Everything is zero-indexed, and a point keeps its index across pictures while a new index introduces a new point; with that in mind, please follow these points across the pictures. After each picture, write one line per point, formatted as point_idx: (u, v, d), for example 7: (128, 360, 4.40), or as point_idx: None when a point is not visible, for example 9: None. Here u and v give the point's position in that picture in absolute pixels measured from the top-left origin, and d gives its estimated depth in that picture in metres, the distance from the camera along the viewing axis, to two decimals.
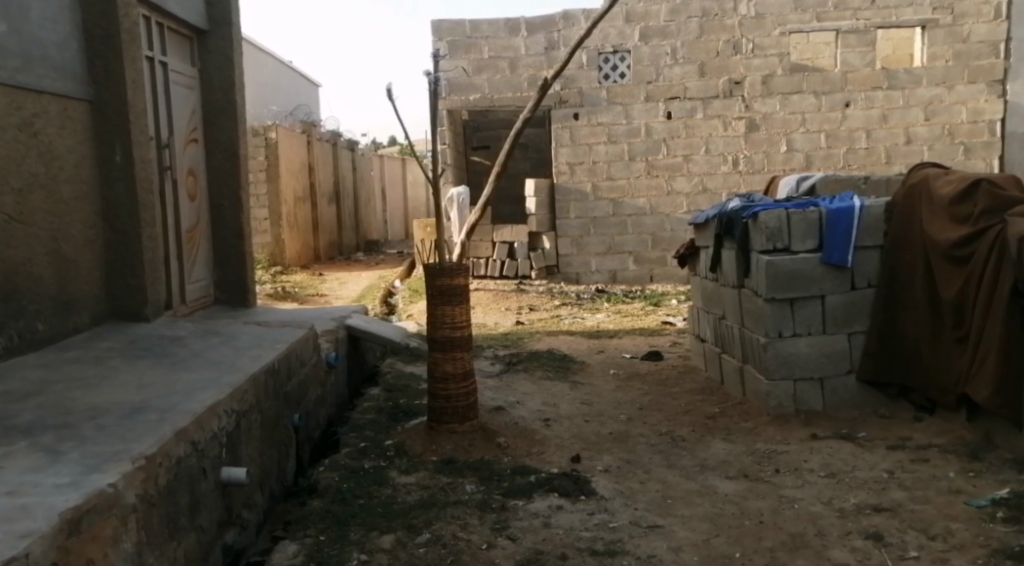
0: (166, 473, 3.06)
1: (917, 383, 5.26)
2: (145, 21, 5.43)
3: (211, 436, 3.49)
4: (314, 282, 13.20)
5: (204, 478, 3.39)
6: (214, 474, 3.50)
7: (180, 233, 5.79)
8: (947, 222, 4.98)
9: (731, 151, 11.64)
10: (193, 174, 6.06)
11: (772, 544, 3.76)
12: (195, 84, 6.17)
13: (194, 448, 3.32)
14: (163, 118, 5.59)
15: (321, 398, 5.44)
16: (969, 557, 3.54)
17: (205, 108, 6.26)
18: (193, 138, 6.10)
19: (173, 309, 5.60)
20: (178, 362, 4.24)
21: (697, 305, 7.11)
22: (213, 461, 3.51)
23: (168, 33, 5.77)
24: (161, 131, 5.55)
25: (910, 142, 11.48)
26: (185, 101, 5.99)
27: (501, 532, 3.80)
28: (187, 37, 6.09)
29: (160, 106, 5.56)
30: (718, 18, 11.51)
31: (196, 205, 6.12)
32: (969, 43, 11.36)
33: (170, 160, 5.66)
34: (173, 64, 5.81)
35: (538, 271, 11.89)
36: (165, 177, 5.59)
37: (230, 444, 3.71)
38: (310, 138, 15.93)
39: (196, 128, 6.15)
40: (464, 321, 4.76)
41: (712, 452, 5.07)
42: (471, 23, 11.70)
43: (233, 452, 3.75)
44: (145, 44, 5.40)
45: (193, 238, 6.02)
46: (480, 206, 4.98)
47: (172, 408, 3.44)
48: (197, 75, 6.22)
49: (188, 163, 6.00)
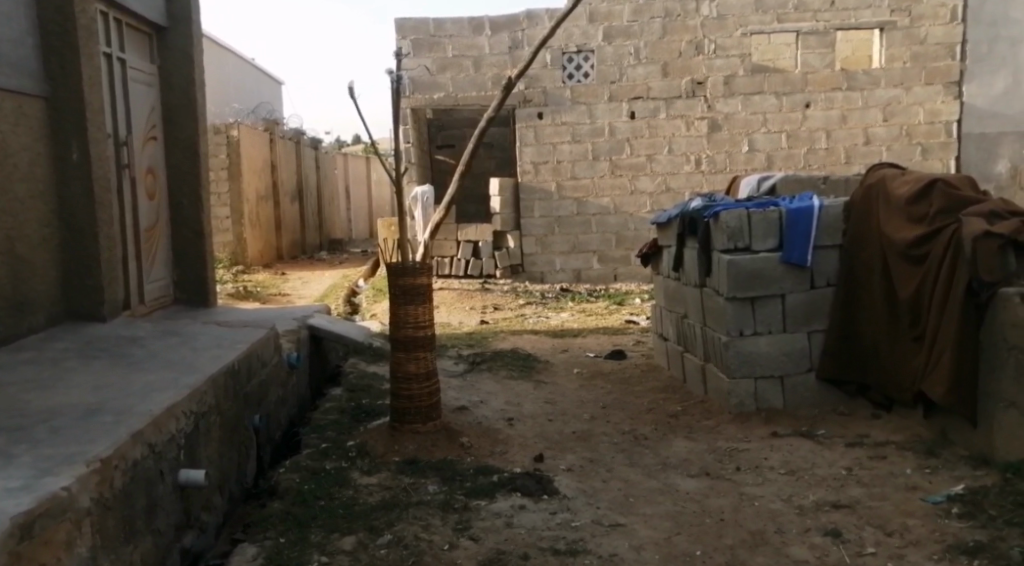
0: (122, 477, 2.98)
1: (874, 381, 5.31)
2: (102, 17, 5.31)
3: (168, 438, 3.41)
4: (275, 281, 13.03)
5: (161, 481, 3.31)
6: (172, 477, 3.42)
7: (138, 232, 5.66)
8: (903, 222, 5.05)
9: (693, 151, 11.71)
10: (152, 172, 5.93)
11: (733, 541, 3.78)
12: (154, 81, 6.05)
13: (151, 450, 3.24)
14: (120, 115, 5.46)
15: (282, 398, 5.36)
16: (926, 552, 3.59)
17: (164, 106, 6.14)
18: (152, 137, 5.97)
19: (130, 309, 5.48)
20: (135, 363, 4.15)
21: (659, 305, 7.14)
22: (171, 464, 3.43)
23: (126, 29, 5.64)
24: (119, 128, 5.42)
25: (869, 142, 11.67)
26: (144, 98, 5.86)
27: (464, 532, 3.77)
28: (145, 34, 5.96)
29: (118, 102, 5.43)
30: (681, 19, 11.59)
31: (155, 204, 6.00)
32: (926, 46, 11.56)
33: (128, 158, 5.53)
34: (132, 61, 5.69)
35: (502, 271, 11.82)
36: (123, 175, 5.47)
37: (188, 446, 3.63)
38: (273, 137, 15.75)
39: (154, 126, 6.02)
40: (428, 321, 4.72)
41: (676, 450, 5.09)
42: (435, 22, 11.64)
43: (191, 455, 3.67)
44: (102, 39, 5.27)
45: (151, 237, 5.90)
46: (444, 206, 4.91)
47: (129, 410, 3.36)
48: (156, 71, 6.09)
49: (147, 161, 5.87)
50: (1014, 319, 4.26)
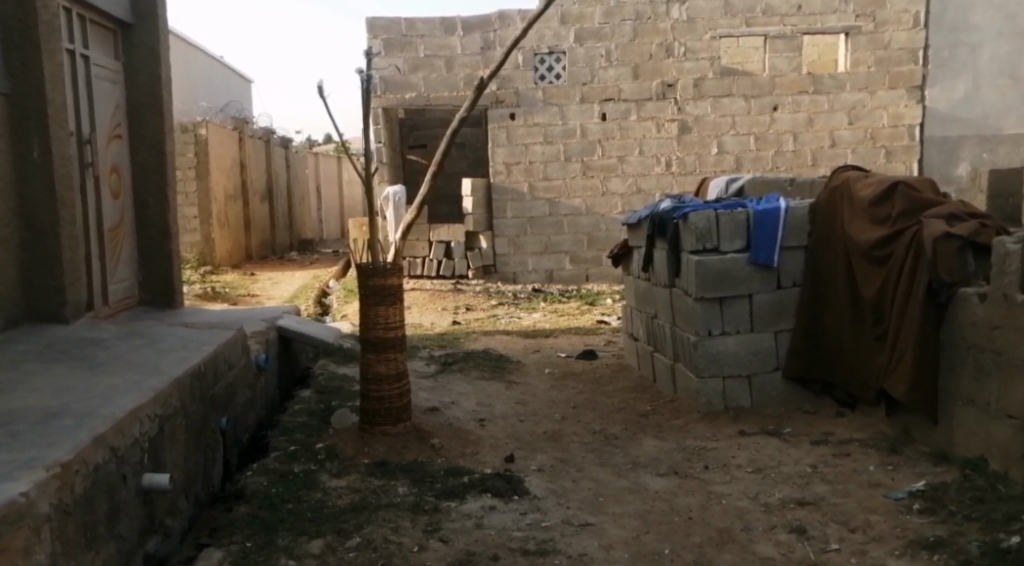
0: (83, 481, 2.96)
1: (838, 379, 5.39)
2: (65, 13, 5.24)
3: (131, 441, 3.38)
4: (245, 282, 12.92)
5: (123, 485, 3.29)
6: (135, 482, 3.39)
7: (101, 232, 5.60)
8: (866, 223, 5.13)
9: (664, 153, 11.80)
10: (116, 171, 5.87)
11: (700, 539, 3.83)
12: (119, 78, 5.98)
13: (113, 454, 3.22)
14: (84, 112, 5.40)
15: (250, 400, 5.33)
16: (888, 548, 3.65)
17: (129, 103, 6.08)
18: (117, 135, 5.91)
19: (94, 310, 5.42)
20: (98, 366, 4.11)
21: (630, 304, 7.19)
22: (134, 468, 3.40)
23: (90, 25, 5.58)
24: (82, 126, 5.36)
25: (835, 145, 11.82)
26: (109, 95, 5.80)
27: (433, 534, 3.78)
28: (110, 30, 5.89)
29: (81, 99, 5.37)
30: (652, 21, 11.67)
31: (120, 203, 5.94)
32: (890, 50, 11.73)
33: (91, 156, 5.47)
34: (96, 58, 5.62)
35: (474, 271, 11.84)
36: (86, 174, 5.40)
37: (153, 449, 3.60)
38: (242, 136, 15.62)
39: (119, 124, 5.96)
40: (398, 321, 4.72)
41: (645, 450, 5.13)
42: (406, 21, 11.61)
43: (155, 458, 3.65)
44: (65, 35, 5.21)
45: (116, 237, 5.84)
46: (416, 206, 4.90)
47: (91, 413, 3.33)
48: (122, 68, 6.03)
49: (111, 160, 5.81)
50: (972, 319, 4.35)
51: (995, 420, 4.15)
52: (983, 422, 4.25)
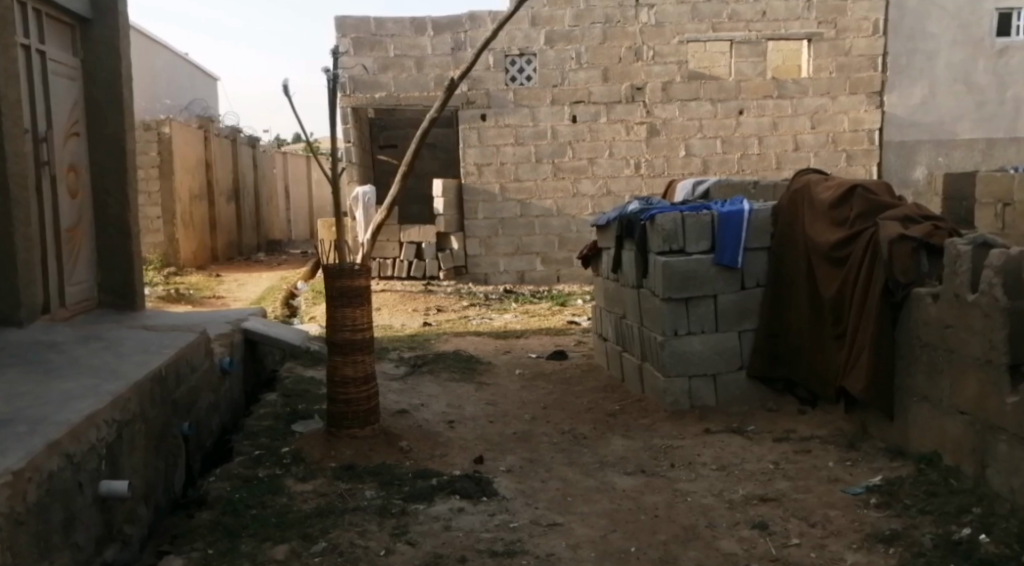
0: (36, 489, 2.96)
1: (800, 377, 5.49)
2: (20, 7, 5.20)
3: (87, 448, 3.38)
4: (210, 283, 12.84)
5: (79, 493, 3.29)
6: (92, 489, 3.39)
7: (58, 233, 5.56)
8: (827, 225, 5.24)
9: (633, 155, 11.92)
10: (73, 169, 5.84)
11: (666, 537, 3.91)
12: (77, 75, 5.95)
13: (68, 461, 3.22)
14: (40, 109, 5.36)
15: (214, 404, 5.31)
16: (846, 542, 3.76)
17: (87, 101, 6.04)
18: (74, 132, 5.87)
19: (50, 312, 5.39)
20: (55, 370, 4.09)
21: (599, 304, 7.27)
22: (91, 475, 3.40)
23: (46, 19, 5.54)
24: (38, 122, 5.32)
25: (798, 149, 12.00)
26: (66, 91, 5.76)
27: (401, 537, 3.82)
28: (68, 25, 5.86)
29: (36, 95, 5.33)
30: (621, 25, 11.79)
31: (78, 203, 5.91)
32: (850, 57, 11.97)
33: (48, 154, 5.43)
34: (53, 53, 5.59)
35: (446, 272, 11.86)
36: (42, 172, 5.36)
37: (110, 455, 3.60)
38: (207, 135, 15.49)
39: (77, 121, 5.93)
40: (365, 323, 4.75)
41: (612, 449, 5.20)
42: (376, 20, 11.62)
43: (113, 464, 3.64)
44: (19, 30, 5.17)
45: (73, 238, 5.81)
46: (386, 206, 4.90)
47: (45, 420, 3.33)
48: (80, 64, 6.00)
49: (68, 157, 5.77)
50: (925, 318, 4.47)
51: (949, 417, 4.27)
52: (937, 419, 4.38)
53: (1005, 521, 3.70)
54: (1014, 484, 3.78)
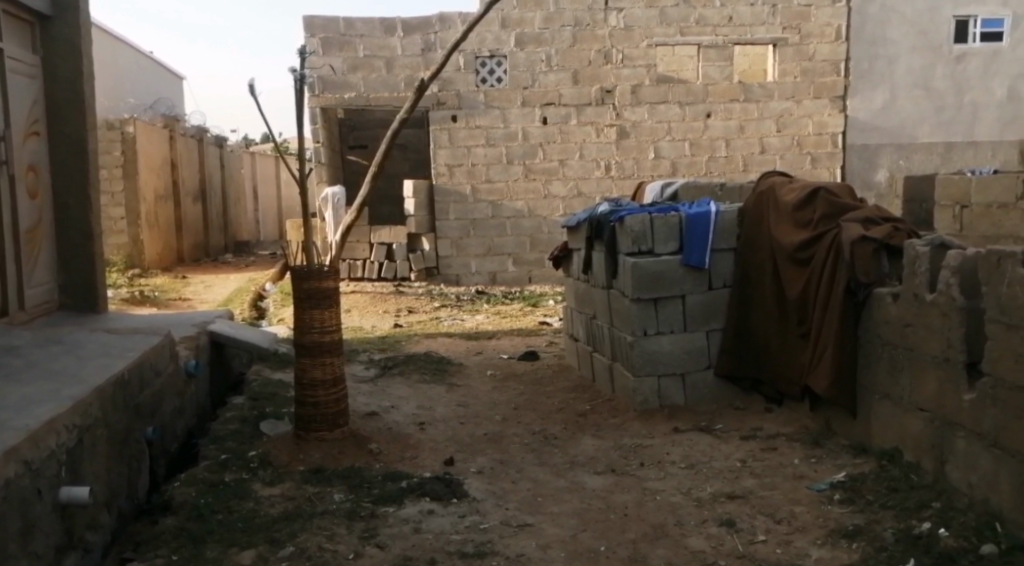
0: None
1: (766, 376, 5.57)
2: None
3: (47, 454, 3.36)
4: (176, 286, 12.71)
5: (38, 500, 3.26)
6: (52, 496, 3.36)
7: (18, 234, 5.49)
8: (791, 226, 5.33)
9: (603, 157, 11.99)
10: (33, 169, 5.77)
11: (635, 535, 3.96)
12: (37, 73, 5.88)
13: (27, 468, 3.19)
14: None
15: (179, 408, 5.28)
16: (811, 538, 3.83)
17: (48, 99, 5.97)
18: (34, 131, 5.80)
19: (8, 315, 5.32)
20: (14, 375, 4.05)
21: (570, 305, 7.32)
22: (50, 481, 3.37)
23: (5, 17, 5.47)
24: None
25: (764, 151, 12.15)
26: (25, 90, 5.69)
27: (370, 540, 3.83)
28: (27, 23, 5.79)
29: None
30: (590, 28, 11.87)
31: (38, 204, 5.84)
32: (814, 61, 12.17)
33: (6, 154, 5.36)
34: (12, 51, 5.52)
35: (417, 273, 11.88)
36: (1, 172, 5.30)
37: (71, 462, 3.57)
38: (173, 134, 15.32)
39: (37, 120, 5.86)
40: (334, 325, 4.75)
41: (582, 449, 5.25)
42: (345, 21, 11.59)
43: (74, 471, 3.61)
44: None
45: (33, 239, 5.74)
46: (356, 206, 4.88)
47: (3, 426, 3.30)
48: (40, 63, 5.93)
49: (28, 157, 5.70)
50: (885, 317, 4.56)
51: (909, 414, 4.37)
52: (897, 416, 4.47)
53: (963, 515, 3.80)
54: (971, 479, 3.88)
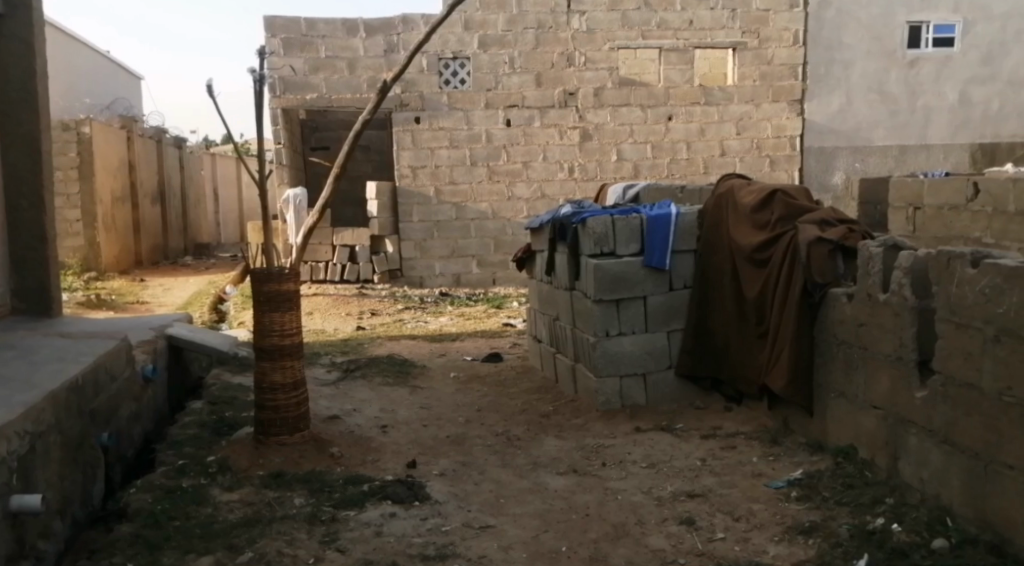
0: None
1: (726, 375, 5.64)
2: None
3: None
4: (133, 289, 12.51)
5: None
6: (2, 504, 3.28)
7: None
8: (749, 228, 5.40)
9: (567, 159, 12.05)
10: None
11: (596, 535, 3.98)
12: None
13: None
14: None
15: (136, 413, 5.20)
16: (768, 534, 3.88)
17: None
18: None
19: None
20: None
21: (533, 307, 7.34)
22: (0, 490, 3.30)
23: None
24: None
25: (725, 154, 12.29)
26: None
27: (330, 545, 3.81)
28: None
29: None
30: (553, 31, 11.91)
31: None
32: (773, 66, 12.33)
33: None
34: None
35: (380, 276, 11.89)
36: None
37: (22, 469, 3.50)
38: (130, 135, 15.07)
39: None
40: (293, 328, 4.71)
41: (545, 450, 5.27)
42: (306, 21, 11.49)
43: (25, 479, 3.54)
44: None
45: None
46: (318, 208, 4.84)
47: None
48: None
49: None
50: (840, 317, 4.64)
51: (863, 411, 4.46)
52: (852, 413, 4.55)
53: (915, 510, 3.88)
54: (923, 475, 3.97)
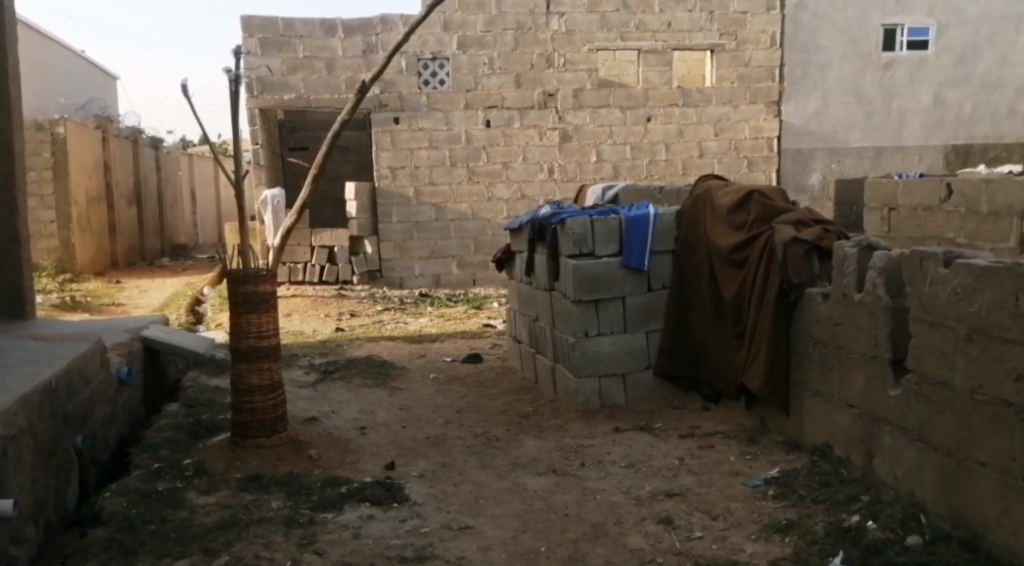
0: None
1: (703, 375, 5.68)
2: None
3: None
4: (109, 291, 12.38)
5: None
6: None
7: None
8: (726, 229, 5.44)
9: (547, 160, 12.07)
10: None
11: (575, 535, 3.99)
12: None
13: None
14: None
15: (111, 416, 5.15)
16: (746, 533, 3.90)
17: None
18: None
19: None
20: None
21: (513, 307, 7.34)
22: None
23: None
24: None
25: (703, 155, 12.36)
26: None
27: (308, 547, 3.79)
28: None
29: None
30: (532, 32, 11.92)
31: None
32: (750, 68, 12.41)
33: None
34: None
35: (359, 277, 11.83)
36: None
37: None
38: (105, 135, 14.92)
39: None
40: (271, 330, 4.69)
41: (525, 450, 5.28)
42: (284, 21, 11.43)
43: None
44: None
45: None
46: (296, 210, 4.81)
47: None
48: None
49: None
50: (816, 316, 4.69)
51: (838, 409, 4.50)
52: (828, 412, 4.59)
53: (890, 506, 3.92)
54: (898, 473, 4.01)
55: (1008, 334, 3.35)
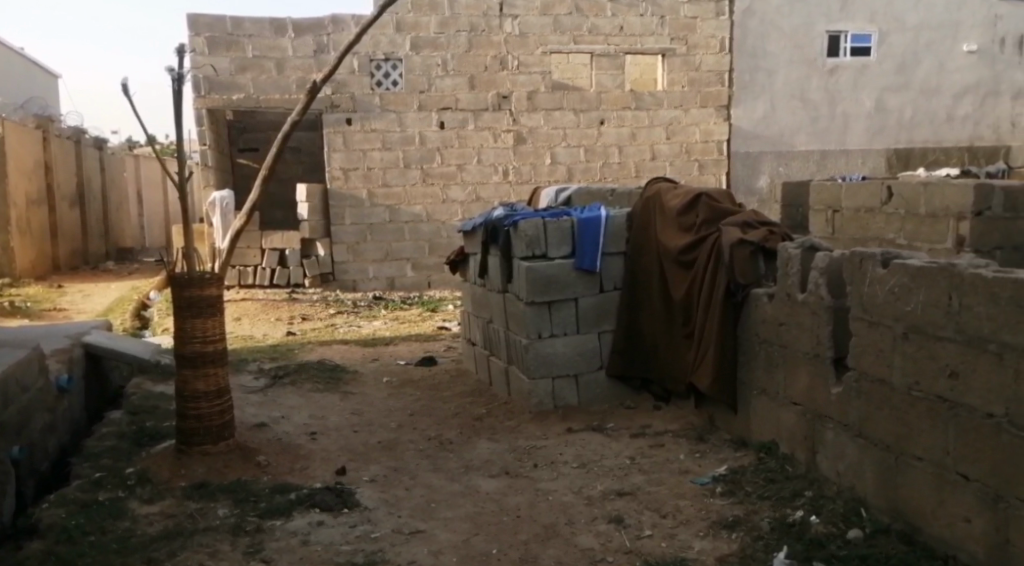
0: None
1: (654, 374, 5.73)
2: None
3: None
4: (50, 296, 12.06)
5: None
6: None
7: None
8: (676, 230, 5.49)
9: (502, 162, 12.08)
10: None
11: (526, 536, 4.00)
12: None
13: None
14: None
15: (50, 425, 5.02)
16: (694, 530, 3.95)
17: None
18: None
19: None
20: None
21: (466, 309, 7.33)
22: None
23: None
24: None
25: (655, 158, 12.52)
26: None
27: (255, 555, 3.74)
28: None
29: None
30: (485, 34, 11.92)
31: None
32: (700, 72, 12.63)
33: None
34: None
35: (311, 280, 11.71)
36: None
37: None
38: (47, 135, 14.56)
39: None
40: (217, 335, 4.61)
41: (477, 452, 5.27)
42: (232, 20, 11.27)
43: None
44: None
45: None
46: (245, 212, 4.74)
47: None
48: None
49: None
50: (761, 316, 4.76)
51: (784, 406, 4.57)
52: (774, 410, 4.67)
53: (832, 502, 4.00)
54: (840, 469, 4.09)
55: (942, 333, 3.44)
